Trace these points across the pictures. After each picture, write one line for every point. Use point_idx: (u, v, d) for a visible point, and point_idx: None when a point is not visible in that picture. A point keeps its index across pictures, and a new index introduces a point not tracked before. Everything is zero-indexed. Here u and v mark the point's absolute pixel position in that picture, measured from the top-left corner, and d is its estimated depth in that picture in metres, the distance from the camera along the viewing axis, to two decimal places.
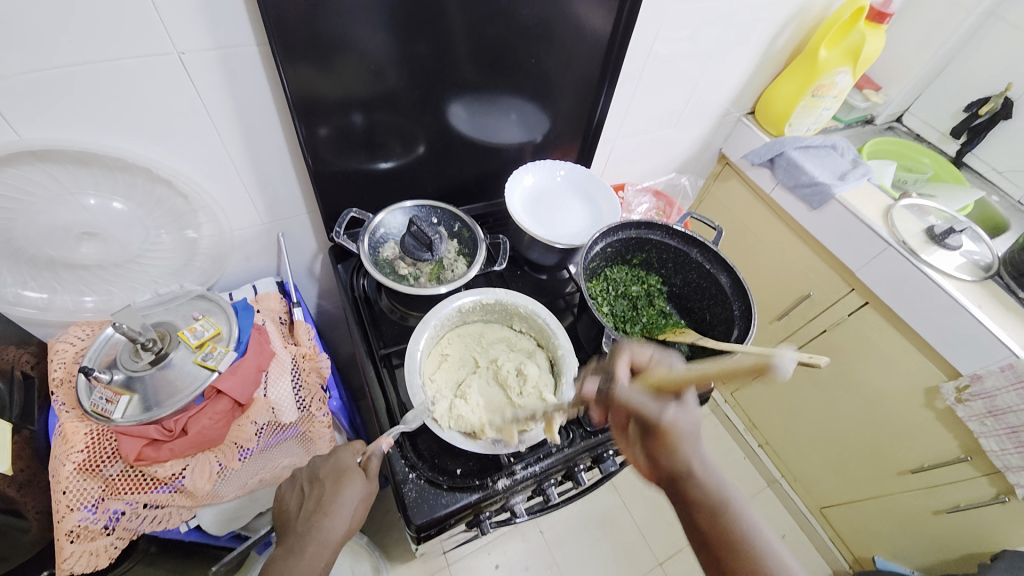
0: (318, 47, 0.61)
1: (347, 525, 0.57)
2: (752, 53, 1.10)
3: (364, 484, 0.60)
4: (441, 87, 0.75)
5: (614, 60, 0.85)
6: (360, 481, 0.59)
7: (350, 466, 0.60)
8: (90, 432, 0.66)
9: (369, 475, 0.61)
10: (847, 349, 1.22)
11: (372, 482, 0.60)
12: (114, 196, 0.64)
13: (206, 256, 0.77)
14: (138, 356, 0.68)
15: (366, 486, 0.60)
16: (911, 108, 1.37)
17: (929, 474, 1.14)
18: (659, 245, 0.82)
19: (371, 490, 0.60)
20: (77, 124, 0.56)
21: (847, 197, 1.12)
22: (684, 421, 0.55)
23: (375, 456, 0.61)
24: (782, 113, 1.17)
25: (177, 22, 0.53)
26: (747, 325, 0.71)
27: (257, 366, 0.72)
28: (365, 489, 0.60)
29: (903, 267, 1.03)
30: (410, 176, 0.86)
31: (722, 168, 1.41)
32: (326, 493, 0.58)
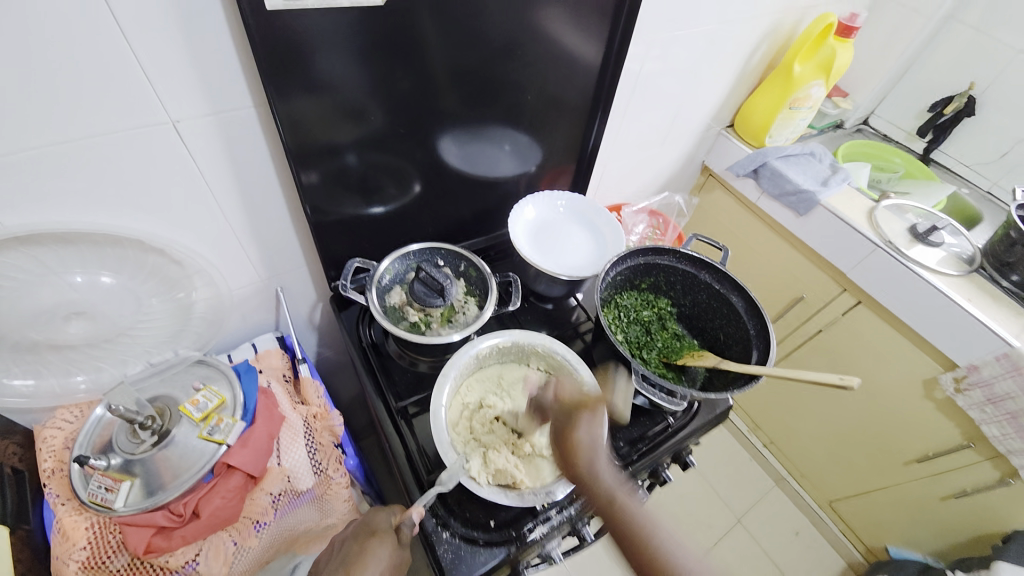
0: (313, 100, 0.59)
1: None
2: (730, 69, 1.13)
3: (394, 551, 0.53)
4: (435, 125, 0.74)
5: (606, 85, 0.86)
6: (390, 544, 0.54)
7: (383, 526, 0.55)
8: (92, 525, 0.60)
9: (401, 544, 0.55)
10: (843, 347, 1.25)
11: (403, 551, 0.54)
12: (103, 271, 0.60)
13: (202, 320, 0.73)
14: (137, 438, 0.63)
15: (396, 556, 0.53)
16: (877, 110, 1.43)
17: (932, 462, 1.17)
18: (667, 268, 0.83)
19: (401, 559, 0.54)
20: (65, 204, 0.52)
21: (831, 201, 1.16)
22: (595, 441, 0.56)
23: (408, 524, 0.56)
24: (762, 126, 1.20)
25: (170, 89, 0.50)
26: (766, 345, 0.72)
27: (268, 435, 0.68)
28: (395, 556, 0.53)
29: (892, 266, 1.06)
30: (410, 217, 0.84)
31: (706, 180, 1.43)
32: (353, 552, 0.52)
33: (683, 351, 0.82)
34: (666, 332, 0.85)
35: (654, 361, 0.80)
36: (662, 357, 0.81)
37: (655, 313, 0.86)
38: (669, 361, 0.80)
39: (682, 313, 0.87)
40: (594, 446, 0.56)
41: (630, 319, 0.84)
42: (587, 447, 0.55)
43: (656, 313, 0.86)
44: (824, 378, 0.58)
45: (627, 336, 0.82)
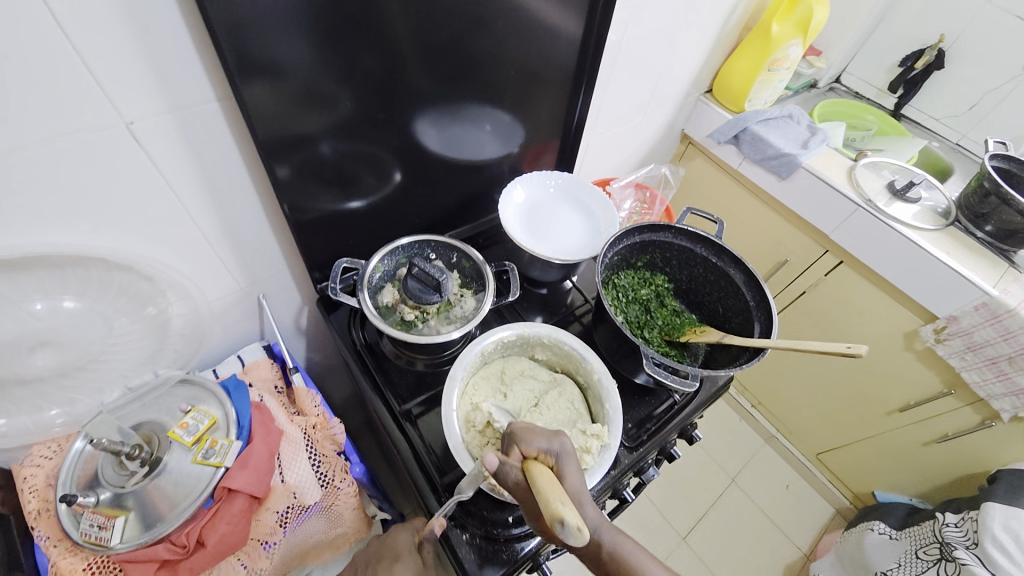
0: (280, 88, 0.54)
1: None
2: (709, 32, 1.10)
3: (419, 570, 0.54)
4: (407, 108, 0.69)
5: (589, 54, 0.82)
6: (415, 565, 0.54)
7: (406, 547, 0.56)
8: (89, 565, 0.56)
9: (426, 561, 0.55)
10: (827, 306, 1.28)
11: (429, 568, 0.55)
12: (65, 294, 0.54)
13: (181, 336, 0.68)
14: (126, 470, 0.60)
15: (422, 574, 0.54)
16: (849, 67, 1.43)
17: (916, 410, 1.22)
18: (663, 244, 0.81)
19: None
20: (11, 225, 0.46)
21: (812, 163, 1.16)
22: (578, 495, 0.50)
23: (430, 540, 0.56)
24: (741, 90, 1.19)
25: (120, 88, 0.44)
26: (768, 316, 0.72)
27: (268, 452, 0.65)
28: (421, 574, 0.54)
29: (873, 225, 1.08)
30: (394, 208, 0.80)
31: (686, 148, 1.42)
32: (379, 575, 0.53)
33: (684, 327, 0.81)
34: (665, 309, 0.85)
35: (656, 340, 0.79)
36: (664, 334, 0.81)
37: (653, 290, 0.85)
38: (671, 338, 0.80)
39: (679, 289, 0.86)
40: (580, 493, 0.50)
41: (629, 299, 0.82)
42: (566, 482, 0.50)
43: (654, 290, 0.85)
44: (832, 348, 0.60)
45: (628, 317, 0.81)
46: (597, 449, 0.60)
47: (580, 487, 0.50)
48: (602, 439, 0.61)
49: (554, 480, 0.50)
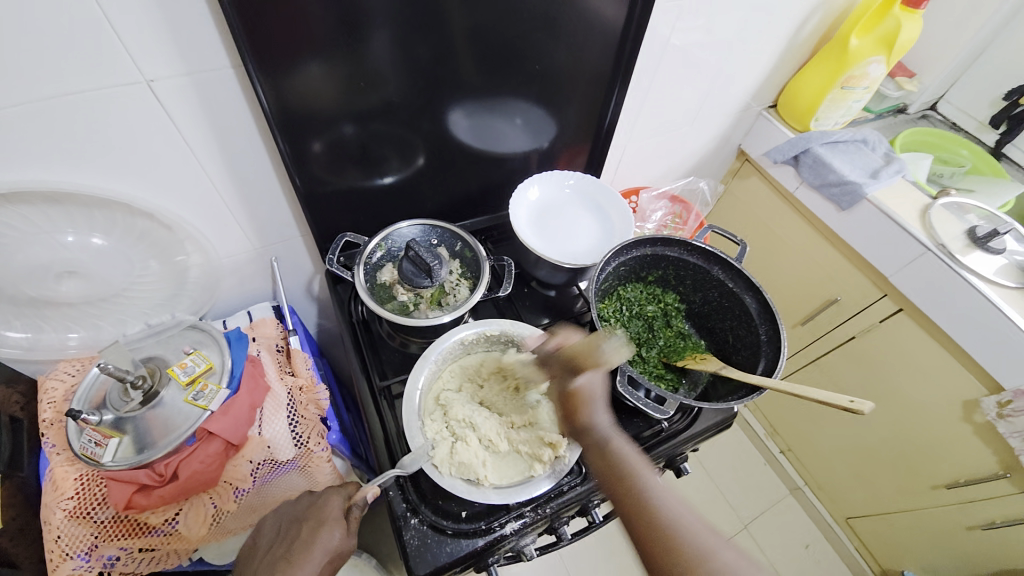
0: (294, 62, 0.56)
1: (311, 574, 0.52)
2: (777, 42, 1.02)
3: (340, 538, 0.55)
4: (445, 93, 0.70)
5: (627, 54, 0.78)
6: (337, 533, 0.55)
7: (333, 513, 0.57)
8: (80, 477, 0.63)
9: (349, 531, 0.56)
10: (876, 356, 1.15)
11: (350, 535, 0.56)
12: (93, 232, 0.61)
13: (197, 285, 0.74)
14: (127, 397, 0.64)
15: (341, 543, 0.55)
16: (947, 94, 1.27)
17: (964, 490, 1.08)
18: (677, 261, 0.77)
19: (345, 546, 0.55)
20: (45, 163, 0.52)
21: (879, 196, 1.04)
22: (595, 395, 0.55)
23: (359, 505, 0.58)
24: (808, 108, 1.09)
25: (142, 49, 0.49)
26: (776, 355, 0.66)
27: (250, 404, 0.69)
28: (341, 542, 0.55)
29: (942, 274, 0.95)
30: (411, 191, 0.81)
31: (741, 165, 1.32)
32: (298, 538, 0.55)
33: (686, 352, 0.76)
34: (670, 330, 0.80)
35: (653, 361, 0.75)
36: (662, 355, 0.76)
37: (660, 308, 0.80)
38: (669, 361, 0.75)
39: (691, 311, 0.81)
40: (597, 397, 0.56)
41: (631, 313, 0.79)
42: (587, 394, 0.55)
43: (661, 308, 0.81)
44: (833, 399, 0.53)
45: (627, 332, 0.77)
46: (549, 459, 0.60)
47: (599, 385, 0.56)
48: (558, 451, 0.61)
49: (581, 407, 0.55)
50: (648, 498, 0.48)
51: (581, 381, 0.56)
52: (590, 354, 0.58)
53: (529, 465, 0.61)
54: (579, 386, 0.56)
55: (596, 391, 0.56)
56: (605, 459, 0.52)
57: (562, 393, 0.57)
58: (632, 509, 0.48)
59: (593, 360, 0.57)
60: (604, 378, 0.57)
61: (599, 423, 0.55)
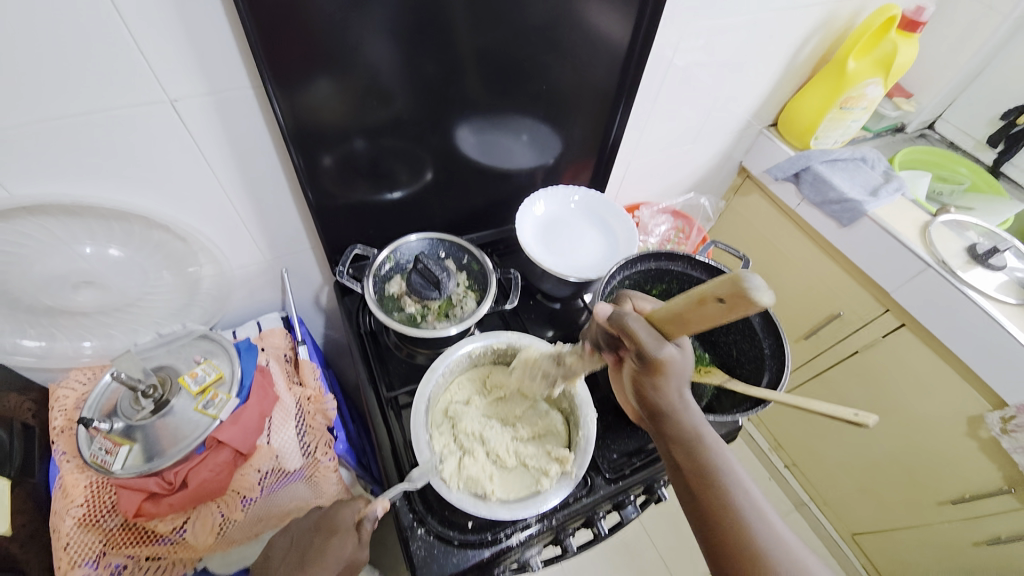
0: (310, 81, 0.58)
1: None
2: (776, 63, 1.04)
3: (353, 548, 0.56)
4: (454, 111, 0.72)
5: (631, 74, 0.81)
6: (350, 542, 0.56)
7: (344, 525, 0.57)
8: (91, 484, 0.63)
9: (361, 541, 0.57)
10: (879, 371, 1.15)
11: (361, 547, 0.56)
12: (111, 243, 0.62)
13: (208, 296, 0.75)
14: (138, 405, 0.66)
15: (354, 552, 0.56)
16: (944, 114, 1.29)
17: (969, 505, 1.07)
18: (681, 275, 0.78)
19: (357, 556, 0.56)
20: (69, 176, 0.54)
21: (880, 213, 1.06)
22: (681, 370, 0.45)
23: (370, 518, 0.58)
24: (808, 126, 1.11)
25: (168, 69, 0.51)
26: (780, 368, 0.67)
27: (260, 414, 0.69)
28: (354, 552, 0.56)
29: (943, 289, 0.96)
30: (419, 205, 0.83)
31: (742, 181, 1.34)
32: (313, 547, 0.56)
33: (690, 365, 0.77)
34: None
35: None
36: None
37: None
38: None
39: None
40: (683, 375, 0.46)
41: None
42: (673, 371, 0.45)
43: None
44: (838, 412, 0.54)
45: None
46: (556, 474, 0.60)
47: (687, 361, 0.46)
48: (566, 466, 0.61)
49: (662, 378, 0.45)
50: (728, 494, 0.44)
51: (666, 353, 0.45)
52: (726, 317, 0.39)
53: (536, 480, 0.61)
54: (664, 359, 0.45)
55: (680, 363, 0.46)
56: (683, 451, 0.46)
57: (639, 371, 0.46)
58: (712, 509, 0.44)
59: (698, 323, 0.41)
60: (690, 355, 0.46)
61: (680, 402, 0.46)
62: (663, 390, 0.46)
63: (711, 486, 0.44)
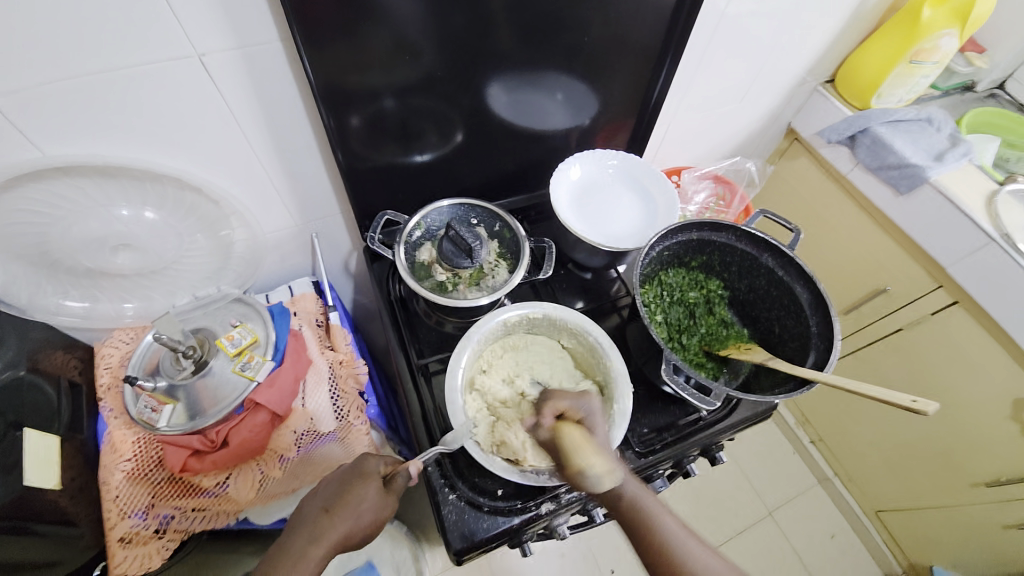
0: (339, 35, 0.55)
1: (349, 531, 0.54)
2: (842, 9, 0.94)
3: (380, 496, 0.56)
4: (483, 65, 0.67)
5: (681, 27, 0.74)
6: (377, 490, 0.56)
7: (372, 472, 0.58)
8: (137, 440, 0.66)
9: (388, 492, 0.57)
10: (925, 350, 1.09)
11: (389, 499, 0.56)
12: (145, 205, 0.62)
13: (241, 260, 0.75)
14: (179, 365, 0.68)
15: (381, 501, 0.56)
16: (1014, 75, 1.16)
17: (1003, 488, 1.04)
18: (723, 247, 0.74)
19: (386, 505, 0.56)
20: (99, 136, 0.53)
21: (943, 180, 0.97)
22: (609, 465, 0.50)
23: (401, 476, 0.57)
24: (870, 83, 1.02)
25: (195, 21, 0.48)
26: (828, 348, 0.64)
27: (294, 376, 0.71)
28: (379, 503, 0.56)
29: (1007, 267, 0.89)
30: (448, 169, 0.80)
31: (790, 144, 1.25)
32: (340, 491, 0.56)
33: (728, 341, 0.74)
34: (712, 317, 0.78)
35: (694, 348, 0.73)
36: (703, 344, 0.74)
37: (703, 295, 0.78)
38: (710, 349, 0.74)
39: (734, 299, 0.78)
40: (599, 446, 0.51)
41: (673, 299, 0.76)
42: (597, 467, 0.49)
43: (705, 295, 0.78)
44: (894, 398, 0.51)
45: (667, 318, 0.75)
46: None
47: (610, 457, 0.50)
48: None
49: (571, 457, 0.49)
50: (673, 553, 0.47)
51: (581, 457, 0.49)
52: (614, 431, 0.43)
53: None
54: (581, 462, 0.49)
55: (603, 441, 0.53)
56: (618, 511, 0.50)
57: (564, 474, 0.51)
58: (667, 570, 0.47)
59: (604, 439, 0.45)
60: (611, 449, 0.51)
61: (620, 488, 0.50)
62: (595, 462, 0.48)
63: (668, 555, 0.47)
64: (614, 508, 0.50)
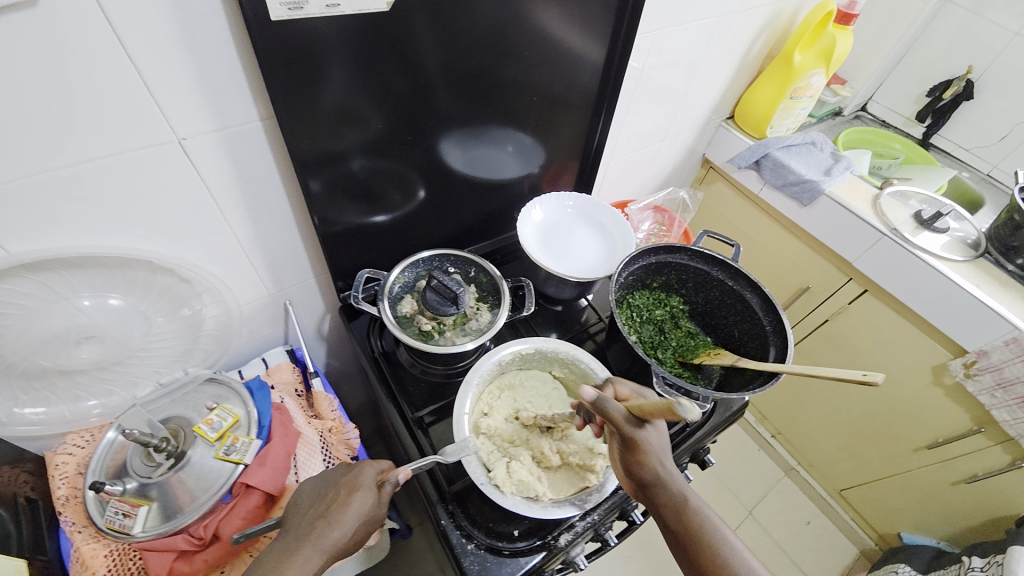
0: (318, 110, 0.58)
1: (347, 541, 0.52)
2: (732, 59, 1.12)
3: (372, 505, 0.55)
4: (440, 126, 0.72)
5: (611, 83, 0.85)
6: (372, 498, 0.55)
7: (368, 482, 0.56)
8: (111, 552, 0.59)
9: (381, 501, 0.56)
10: (850, 335, 1.25)
11: (380, 506, 0.55)
12: (112, 292, 0.59)
13: (211, 337, 0.71)
14: (153, 462, 0.62)
15: (373, 512, 0.54)
16: (875, 95, 1.43)
17: (943, 449, 1.18)
18: (679, 266, 0.82)
19: (377, 514, 0.55)
20: (70, 227, 0.51)
21: (836, 190, 1.15)
22: (659, 448, 0.55)
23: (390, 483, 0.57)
24: (763, 116, 1.20)
25: (177, 107, 0.49)
26: (785, 342, 0.72)
27: (285, 452, 0.68)
28: (371, 512, 0.54)
29: (900, 254, 1.06)
30: (416, 223, 0.83)
31: (706, 172, 1.43)
32: (336, 501, 0.54)
33: (698, 349, 0.82)
34: (680, 330, 0.85)
35: (670, 361, 0.80)
36: (677, 356, 0.81)
37: (668, 311, 0.86)
38: (685, 359, 0.80)
39: (694, 311, 0.87)
40: (662, 450, 0.55)
41: (643, 318, 0.83)
42: (649, 447, 0.54)
43: (669, 311, 0.86)
44: (847, 375, 0.58)
45: (641, 336, 0.81)
46: (601, 469, 0.63)
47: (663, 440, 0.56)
48: (610, 461, 0.64)
49: (637, 451, 0.54)
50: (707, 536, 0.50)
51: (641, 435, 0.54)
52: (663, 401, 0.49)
53: (582, 478, 0.64)
54: (640, 439, 0.54)
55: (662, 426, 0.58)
56: (659, 497, 0.54)
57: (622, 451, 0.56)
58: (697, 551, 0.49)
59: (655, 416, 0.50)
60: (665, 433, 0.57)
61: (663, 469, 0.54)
62: (640, 459, 0.54)
63: (699, 533, 0.50)
64: (675, 523, 0.52)
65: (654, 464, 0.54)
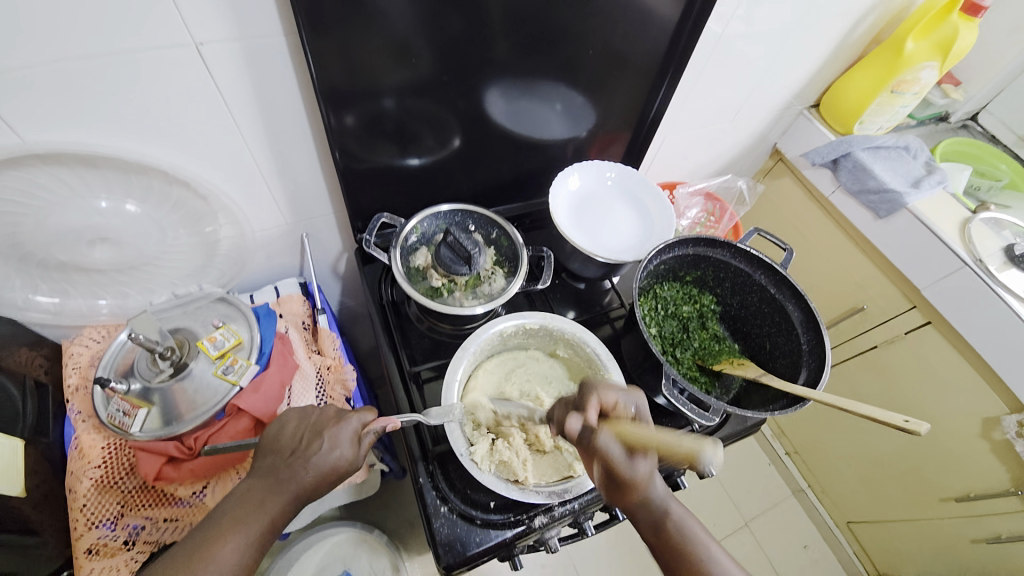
0: (347, 35, 0.54)
1: (317, 486, 0.52)
2: (830, 38, 0.98)
3: (348, 455, 0.54)
4: (482, 73, 0.66)
5: (681, 48, 0.75)
6: (346, 449, 0.54)
7: (343, 434, 0.54)
8: (108, 445, 0.62)
9: (359, 450, 0.55)
10: (896, 367, 1.14)
11: (358, 455, 0.54)
12: (128, 198, 0.58)
13: (226, 257, 0.71)
14: (156, 367, 0.64)
15: (348, 460, 0.54)
16: (988, 105, 1.23)
17: (973, 504, 1.08)
18: (718, 263, 0.75)
19: (354, 462, 0.54)
20: (84, 124, 0.50)
21: (920, 206, 1.01)
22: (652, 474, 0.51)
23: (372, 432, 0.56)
24: (854, 110, 1.06)
25: (195, 9, 0.46)
26: (820, 365, 0.65)
27: (280, 382, 0.68)
28: (345, 461, 0.54)
29: (978, 291, 0.93)
30: (444, 173, 0.78)
31: (774, 164, 1.29)
32: (309, 449, 0.53)
33: (721, 355, 0.75)
34: (705, 332, 0.79)
35: (688, 362, 0.74)
36: (697, 358, 0.75)
37: (696, 309, 0.79)
38: (704, 363, 0.74)
39: (726, 313, 0.80)
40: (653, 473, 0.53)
41: (667, 313, 0.77)
42: (648, 483, 0.51)
43: (698, 309, 0.79)
44: (886, 418, 0.52)
45: (661, 331, 0.76)
46: None
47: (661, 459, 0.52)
48: None
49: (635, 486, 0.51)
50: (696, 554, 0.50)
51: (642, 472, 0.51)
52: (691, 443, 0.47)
53: (568, 465, 0.61)
54: (639, 479, 0.51)
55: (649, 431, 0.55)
56: (649, 516, 0.53)
57: (615, 491, 0.52)
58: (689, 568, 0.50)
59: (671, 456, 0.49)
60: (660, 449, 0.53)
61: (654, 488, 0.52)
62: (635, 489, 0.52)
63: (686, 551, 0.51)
64: (659, 537, 0.52)
65: (646, 490, 0.51)
